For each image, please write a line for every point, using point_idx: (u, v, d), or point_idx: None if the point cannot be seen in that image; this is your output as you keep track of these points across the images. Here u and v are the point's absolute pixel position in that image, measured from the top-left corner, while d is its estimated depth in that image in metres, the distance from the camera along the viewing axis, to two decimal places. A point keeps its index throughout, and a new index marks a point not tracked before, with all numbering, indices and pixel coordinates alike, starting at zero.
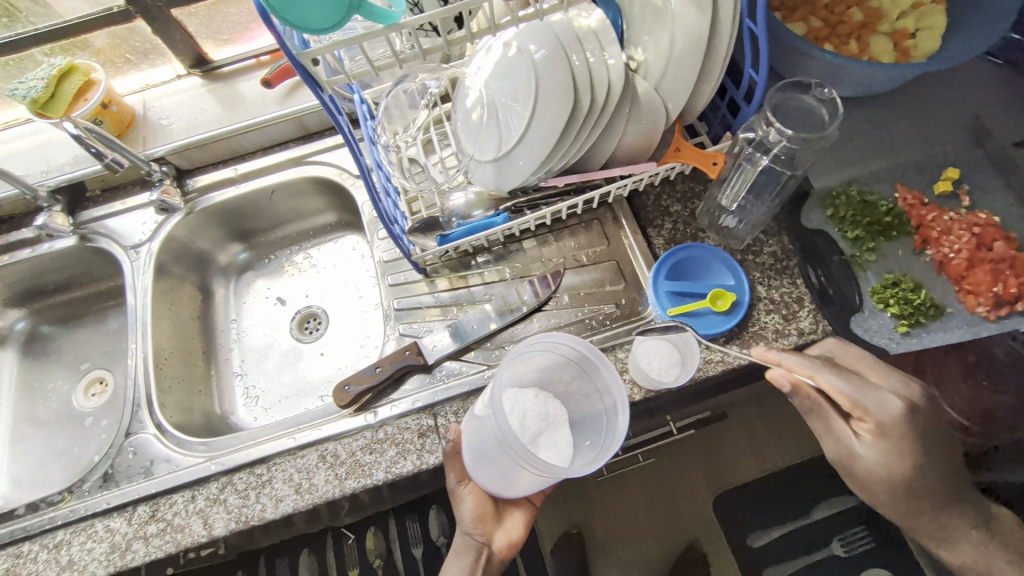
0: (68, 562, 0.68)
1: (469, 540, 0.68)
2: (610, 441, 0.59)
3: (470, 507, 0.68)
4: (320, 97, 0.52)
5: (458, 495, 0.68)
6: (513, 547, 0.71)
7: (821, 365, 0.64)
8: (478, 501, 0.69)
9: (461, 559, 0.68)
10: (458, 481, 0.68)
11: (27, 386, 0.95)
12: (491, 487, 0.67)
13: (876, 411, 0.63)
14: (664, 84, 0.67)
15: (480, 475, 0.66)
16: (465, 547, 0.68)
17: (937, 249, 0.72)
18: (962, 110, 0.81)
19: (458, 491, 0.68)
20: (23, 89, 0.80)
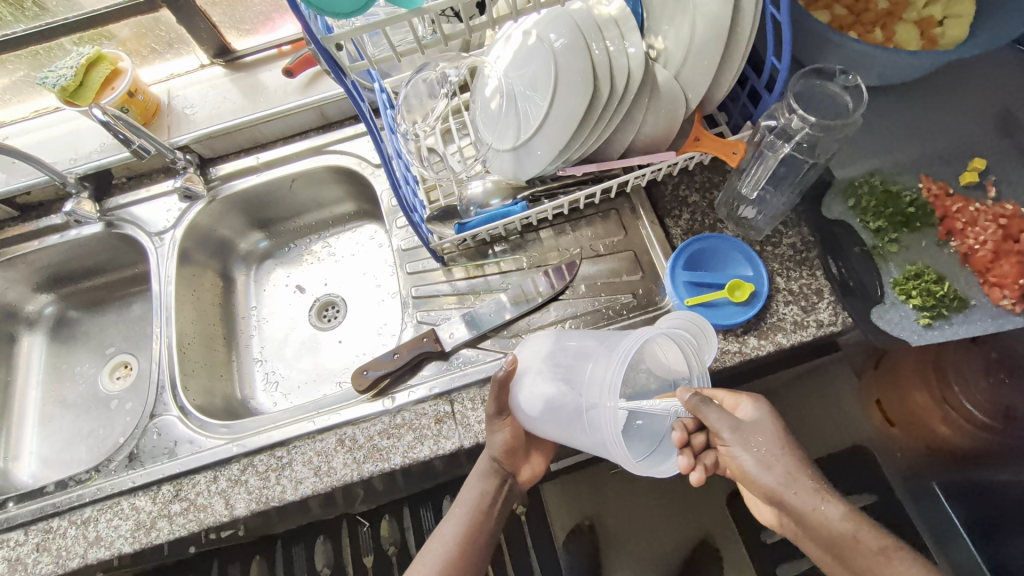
0: (95, 538, 0.70)
1: (495, 467, 0.69)
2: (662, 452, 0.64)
3: (504, 440, 0.67)
4: (343, 83, 0.53)
5: (495, 427, 0.67)
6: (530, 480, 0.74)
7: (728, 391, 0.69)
8: (512, 434, 0.68)
9: (483, 483, 0.69)
10: (496, 415, 0.66)
11: (55, 369, 0.98)
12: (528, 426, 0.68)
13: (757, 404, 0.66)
14: (685, 73, 0.66)
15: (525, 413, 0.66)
16: (490, 472, 0.69)
17: (962, 240, 0.70)
18: (989, 99, 0.80)
19: (496, 423, 0.67)
20: (53, 78, 0.82)
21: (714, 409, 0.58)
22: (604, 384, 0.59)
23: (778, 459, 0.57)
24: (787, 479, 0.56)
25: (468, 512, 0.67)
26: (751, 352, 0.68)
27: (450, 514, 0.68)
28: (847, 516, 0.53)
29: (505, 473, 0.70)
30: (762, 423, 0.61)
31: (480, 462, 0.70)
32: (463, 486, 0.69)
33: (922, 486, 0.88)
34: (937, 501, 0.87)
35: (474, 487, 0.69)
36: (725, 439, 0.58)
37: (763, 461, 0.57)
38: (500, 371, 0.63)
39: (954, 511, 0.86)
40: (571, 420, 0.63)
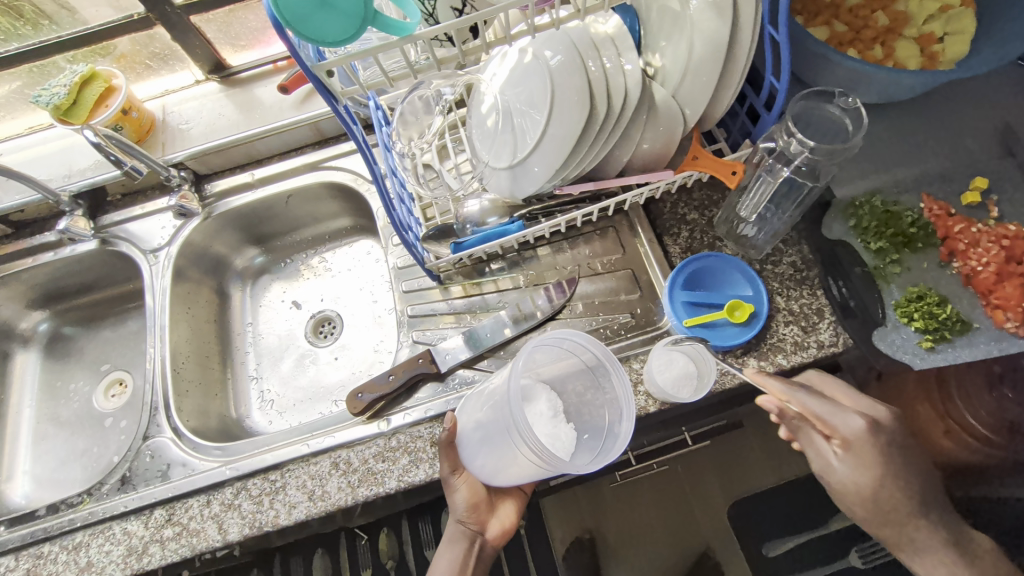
0: (86, 564, 0.69)
1: (461, 528, 0.67)
2: (611, 444, 0.58)
3: (465, 496, 0.66)
4: (334, 108, 0.52)
5: (452, 487, 0.66)
6: (507, 534, 0.71)
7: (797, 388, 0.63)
8: (471, 490, 0.67)
9: (453, 548, 0.67)
10: (451, 472, 0.66)
11: (49, 386, 0.97)
12: (488, 474, 0.67)
13: (842, 427, 0.62)
14: (682, 91, 0.65)
15: (475, 457, 0.65)
16: (458, 535, 0.67)
17: (964, 261, 0.70)
18: (991, 115, 0.79)
19: (452, 482, 0.66)
20: (46, 96, 0.82)
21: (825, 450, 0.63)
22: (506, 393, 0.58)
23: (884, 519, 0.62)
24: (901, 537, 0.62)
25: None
26: (751, 373, 0.67)
27: None
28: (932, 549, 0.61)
29: (474, 532, 0.68)
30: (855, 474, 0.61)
31: (447, 528, 0.68)
32: (432, 557, 0.67)
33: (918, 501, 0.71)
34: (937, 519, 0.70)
35: (444, 556, 0.67)
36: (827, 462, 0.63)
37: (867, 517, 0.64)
38: (443, 432, 0.64)
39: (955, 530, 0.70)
40: (507, 443, 0.61)
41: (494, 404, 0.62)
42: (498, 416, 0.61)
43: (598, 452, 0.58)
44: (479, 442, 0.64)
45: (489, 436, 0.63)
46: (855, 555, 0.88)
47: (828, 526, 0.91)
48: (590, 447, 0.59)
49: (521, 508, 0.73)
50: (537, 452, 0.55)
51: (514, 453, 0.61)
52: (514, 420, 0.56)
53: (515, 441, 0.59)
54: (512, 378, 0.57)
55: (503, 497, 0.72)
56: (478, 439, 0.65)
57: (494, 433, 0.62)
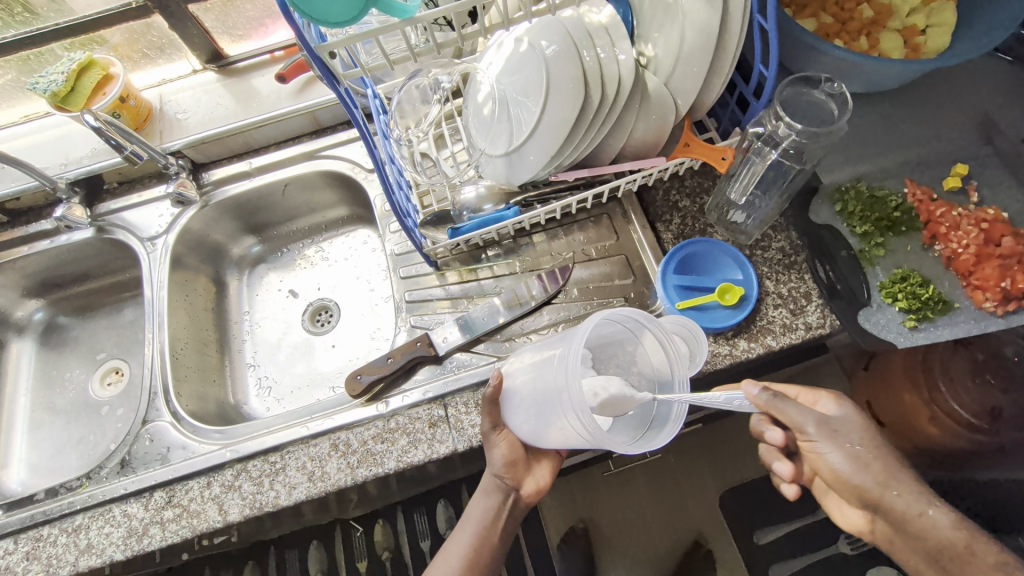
0: (87, 545, 0.69)
1: (497, 482, 0.68)
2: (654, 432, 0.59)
3: (503, 454, 0.66)
4: (336, 90, 0.54)
5: (491, 443, 0.66)
6: (541, 492, 0.70)
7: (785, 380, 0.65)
8: (510, 447, 0.67)
9: (487, 499, 0.68)
10: (492, 428, 0.66)
11: (45, 374, 0.97)
12: (526, 438, 0.67)
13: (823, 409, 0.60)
14: (674, 80, 0.67)
15: (519, 418, 0.65)
16: (493, 488, 0.68)
17: (946, 244, 0.72)
18: (971, 106, 0.82)
19: (492, 438, 0.66)
20: (43, 83, 0.82)
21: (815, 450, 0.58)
22: (562, 363, 0.58)
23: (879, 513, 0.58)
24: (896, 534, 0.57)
25: (473, 533, 0.66)
26: (741, 354, 0.69)
27: (456, 533, 0.67)
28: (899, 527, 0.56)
29: (509, 487, 0.68)
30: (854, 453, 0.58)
31: (483, 479, 0.69)
32: (467, 505, 0.68)
33: None
34: None
35: (479, 504, 0.68)
36: (809, 433, 0.56)
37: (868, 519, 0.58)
38: (488, 387, 0.65)
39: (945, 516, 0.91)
40: (553, 414, 0.60)
41: (543, 372, 0.62)
42: (547, 383, 0.61)
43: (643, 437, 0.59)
44: (523, 406, 0.64)
45: (534, 401, 0.63)
46: (845, 541, 0.97)
47: (817, 515, 0.99)
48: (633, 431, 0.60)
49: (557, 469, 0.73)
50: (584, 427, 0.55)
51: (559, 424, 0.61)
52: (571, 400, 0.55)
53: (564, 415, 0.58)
54: (575, 349, 0.56)
55: (542, 456, 0.72)
56: (524, 402, 0.64)
57: (543, 404, 0.61)
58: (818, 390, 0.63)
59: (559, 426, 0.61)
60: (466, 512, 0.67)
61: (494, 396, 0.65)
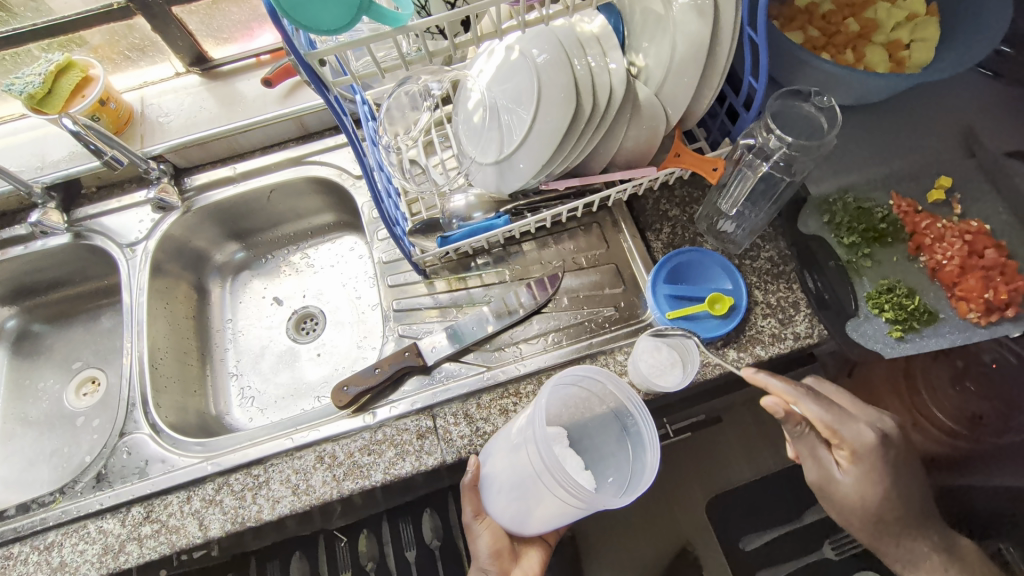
0: (60, 564, 0.67)
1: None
2: (638, 478, 0.61)
3: (487, 543, 0.68)
4: (325, 96, 0.53)
5: (475, 532, 0.68)
6: None
7: (802, 391, 0.67)
8: (495, 536, 0.69)
9: None
10: (474, 516, 0.68)
11: (17, 384, 0.94)
12: (510, 522, 0.69)
13: (852, 439, 0.66)
14: (665, 91, 0.67)
15: (498, 504, 0.67)
16: None
17: (931, 255, 0.73)
18: (954, 119, 0.83)
19: (474, 527, 0.68)
20: (19, 84, 0.79)
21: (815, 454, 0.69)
22: (530, 437, 0.60)
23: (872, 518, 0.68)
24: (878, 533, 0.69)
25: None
26: (731, 364, 0.69)
27: None
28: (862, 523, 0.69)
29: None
30: (857, 485, 0.66)
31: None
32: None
33: None
34: None
35: None
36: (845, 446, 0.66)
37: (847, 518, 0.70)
38: (466, 476, 0.66)
39: None
40: (535, 487, 0.62)
41: (513, 448, 0.64)
42: (522, 461, 0.62)
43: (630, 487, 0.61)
44: (503, 490, 0.65)
45: (512, 481, 0.64)
46: (829, 545, 0.96)
47: (803, 520, 0.98)
48: (617, 485, 0.62)
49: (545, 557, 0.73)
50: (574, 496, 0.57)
51: (546, 498, 0.62)
52: (548, 469, 0.58)
53: (549, 488, 0.60)
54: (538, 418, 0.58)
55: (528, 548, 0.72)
56: (502, 486, 0.65)
57: (523, 482, 0.63)
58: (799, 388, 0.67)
59: (546, 500, 0.63)
60: None
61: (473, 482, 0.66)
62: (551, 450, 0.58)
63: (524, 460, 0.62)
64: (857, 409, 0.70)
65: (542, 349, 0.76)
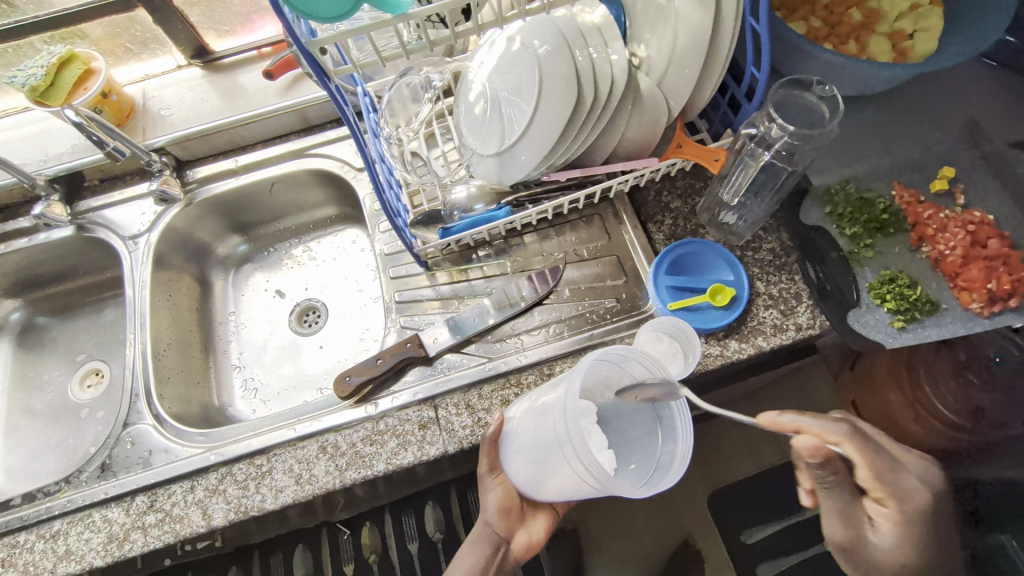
0: (65, 552, 0.67)
1: (488, 531, 0.69)
2: (661, 474, 0.57)
3: (497, 499, 0.68)
4: (326, 86, 0.54)
5: (486, 486, 0.68)
6: (532, 549, 0.72)
7: (848, 433, 0.62)
8: (504, 494, 0.69)
9: (475, 552, 0.69)
10: (489, 471, 0.68)
11: (22, 376, 0.94)
12: (523, 484, 0.67)
13: (896, 492, 0.61)
14: (667, 82, 0.67)
15: (514, 462, 0.66)
16: (484, 538, 0.69)
17: (933, 246, 0.73)
18: (957, 110, 0.83)
19: (486, 481, 0.68)
20: (22, 77, 0.79)
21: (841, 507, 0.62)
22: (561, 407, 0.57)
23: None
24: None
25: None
26: (732, 355, 0.69)
27: None
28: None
29: (499, 538, 0.69)
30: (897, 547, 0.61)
31: (474, 530, 0.70)
32: (455, 555, 0.69)
33: None
34: None
35: (467, 556, 0.69)
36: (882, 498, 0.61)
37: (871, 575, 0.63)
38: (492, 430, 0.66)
39: None
40: (555, 456, 0.60)
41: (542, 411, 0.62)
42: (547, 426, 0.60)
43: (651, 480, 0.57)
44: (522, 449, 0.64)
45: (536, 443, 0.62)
46: None
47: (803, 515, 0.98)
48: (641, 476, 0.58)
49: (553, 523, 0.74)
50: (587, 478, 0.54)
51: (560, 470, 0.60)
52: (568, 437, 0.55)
53: (565, 458, 0.58)
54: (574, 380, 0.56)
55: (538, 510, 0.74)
56: (524, 447, 0.63)
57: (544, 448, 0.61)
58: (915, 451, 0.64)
59: (560, 470, 0.60)
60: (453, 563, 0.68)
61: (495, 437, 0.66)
62: (578, 424, 0.55)
63: (550, 426, 0.59)
64: (905, 456, 0.65)
65: (543, 340, 0.76)
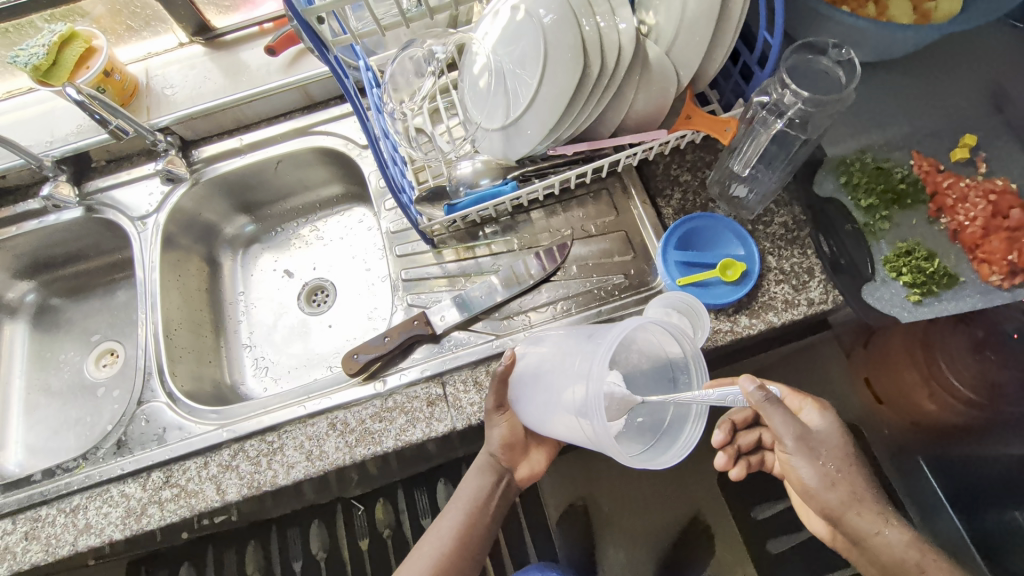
0: (85, 525, 0.69)
1: (491, 461, 0.69)
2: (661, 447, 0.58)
3: (501, 434, 0.67)
4: (326, 57, 0.53)
5: (492, 422, 0.67)
6: (533, 478, 0.73)
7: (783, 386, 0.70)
8: (509, 430, 0.68)
9: (480, 479, 0.69)
10: (496, 408, 0.66)
11: (40, 357, 0.96)
12: (528, 420, 0.67)
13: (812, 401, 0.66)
14: (675, 50, 0.65)
15: (523, 403, 0.66)
16: (488, 468, 0.70)
17: (952, 217, 0.71)
18: (982, 74, 0.79)
19: (495, 418, 0.66)
20: (24, 56, 0.79)
21: (782, 414, 0.55)
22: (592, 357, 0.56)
23: (842, 478, 0.57)
24: (851, 499, 0.56)
25: (464, 512, 0.67)
26: (743, 331, 0.68)
27: (441, 519, 0.68)
28: (824, 484, 0.56)
29: (502, 469, 0.69)
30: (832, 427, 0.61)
31: (479, 458, 0.70)
32: (461, 482, 0.70)
33: (909, 461, 0.90)
34: (923, 476, 0.89)
35: (472, 482, 0.69)
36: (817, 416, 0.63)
37: (825, 478, 0.56)
38: (499, 366, 0.62)
39: (939, 484, 0.87)
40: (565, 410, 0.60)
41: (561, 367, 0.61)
42: (572, 372, 0.59)
43: (650, 446, 0.59)
44: (533, 388, 0.65)
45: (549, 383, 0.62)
46: None
47: None
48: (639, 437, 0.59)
49: (551, 456, 0.75)
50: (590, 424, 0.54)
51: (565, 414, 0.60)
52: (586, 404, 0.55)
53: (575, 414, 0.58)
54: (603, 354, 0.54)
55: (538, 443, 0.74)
56: (533, 379, 0.65)
57: (555, 396, 0.61)
58: (804, 397, 0.67)
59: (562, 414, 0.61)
60: (458, 491, 0.69)
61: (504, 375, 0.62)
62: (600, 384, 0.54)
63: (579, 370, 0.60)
64: None
65: (551, 318, 0.75)
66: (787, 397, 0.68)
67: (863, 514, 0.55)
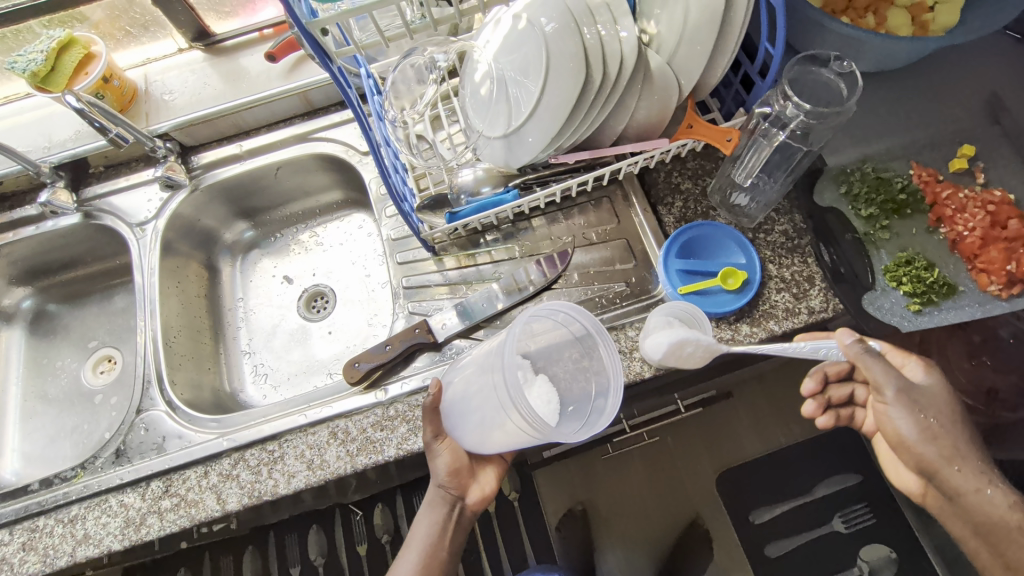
0: (84, 536, 0.68)
1: (442, 493, 0.65)
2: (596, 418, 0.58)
3: (446, 463, 0.64)
4: (330, 68, 0.53)
5: (434, 452, 0.64)
6: (486, 500, 0.69)
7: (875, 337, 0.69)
8: (453, 456, 0.65)
9: (433, 513, 0.65)
10: (434, 437, 0.64)
11: (36, 363, 0.95)
12: (470, 446, 0.65)
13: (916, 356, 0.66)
14: (677, 59, 0.65)
15: (458, 428, 0.65)
16: (438, 500, 0.65)
17: (951, 227, 0.72)
18: (979, 85, 0.80)
19: (435, 447, 0.64)
20: (22, 62, 0.79)
21: (881, 364, 0.58)
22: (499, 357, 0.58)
23: (943, 434, 0.59)
24: (950, 455, 0.58)
25: (421, 551, 0.62)
26: (744, 339, 0.68)
27: (401, 559, 0.63)
28: (922, 437, 0.59)
29: (453, 497, 0.65)
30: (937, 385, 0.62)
31: (427, 492, 0.66)
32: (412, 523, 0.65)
33: None
34: None
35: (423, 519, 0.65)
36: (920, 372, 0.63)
37: (924, 430, 0.59)
38: (427, 397, 0.63)
39: None
40: (496, 413, 0.60)
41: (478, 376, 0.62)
42: (489, 381, 0.60)
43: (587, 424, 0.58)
44: (461, 411, 0.64)
45: (474, 404, 0.62)
46: (839, 520, 1.02)
47: (812, 493, 1.04)
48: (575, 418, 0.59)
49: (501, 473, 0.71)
50: (521, 413, 0.55)
51: (499, 421, 0.60)
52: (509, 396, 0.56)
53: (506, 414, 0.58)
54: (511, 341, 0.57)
55: (485, 464, 0.70)
56: (456, 404, 0.65)
57: (482, 404, 0.61)
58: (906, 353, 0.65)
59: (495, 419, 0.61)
60: (410, 531, 0.64)
61: (436, 405, 0.64)
62: (515, 373, 0.56)
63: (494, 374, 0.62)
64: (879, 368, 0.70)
65: None
66: (888, 352, 0.66)
67: (963, 471, 0.58)
